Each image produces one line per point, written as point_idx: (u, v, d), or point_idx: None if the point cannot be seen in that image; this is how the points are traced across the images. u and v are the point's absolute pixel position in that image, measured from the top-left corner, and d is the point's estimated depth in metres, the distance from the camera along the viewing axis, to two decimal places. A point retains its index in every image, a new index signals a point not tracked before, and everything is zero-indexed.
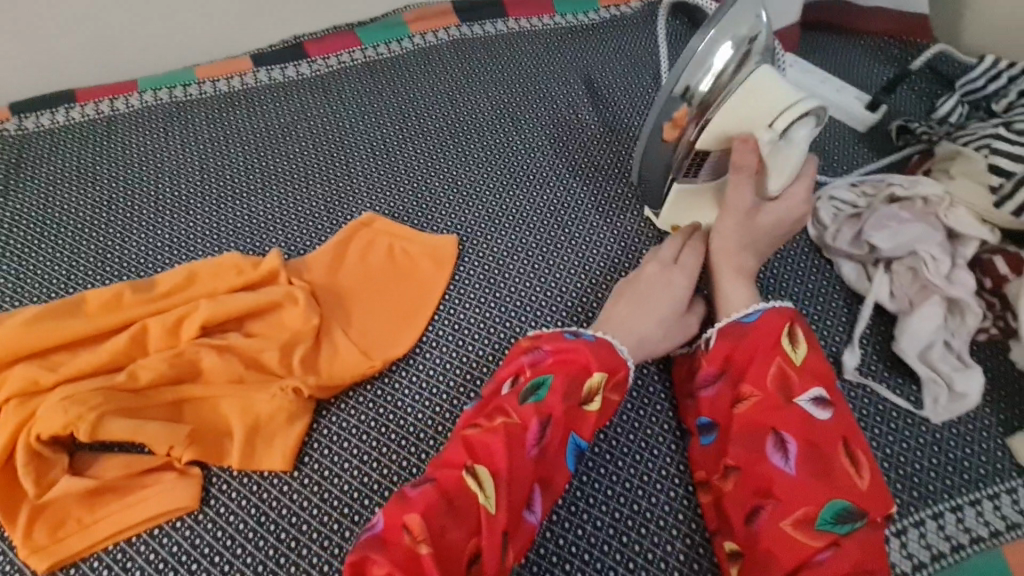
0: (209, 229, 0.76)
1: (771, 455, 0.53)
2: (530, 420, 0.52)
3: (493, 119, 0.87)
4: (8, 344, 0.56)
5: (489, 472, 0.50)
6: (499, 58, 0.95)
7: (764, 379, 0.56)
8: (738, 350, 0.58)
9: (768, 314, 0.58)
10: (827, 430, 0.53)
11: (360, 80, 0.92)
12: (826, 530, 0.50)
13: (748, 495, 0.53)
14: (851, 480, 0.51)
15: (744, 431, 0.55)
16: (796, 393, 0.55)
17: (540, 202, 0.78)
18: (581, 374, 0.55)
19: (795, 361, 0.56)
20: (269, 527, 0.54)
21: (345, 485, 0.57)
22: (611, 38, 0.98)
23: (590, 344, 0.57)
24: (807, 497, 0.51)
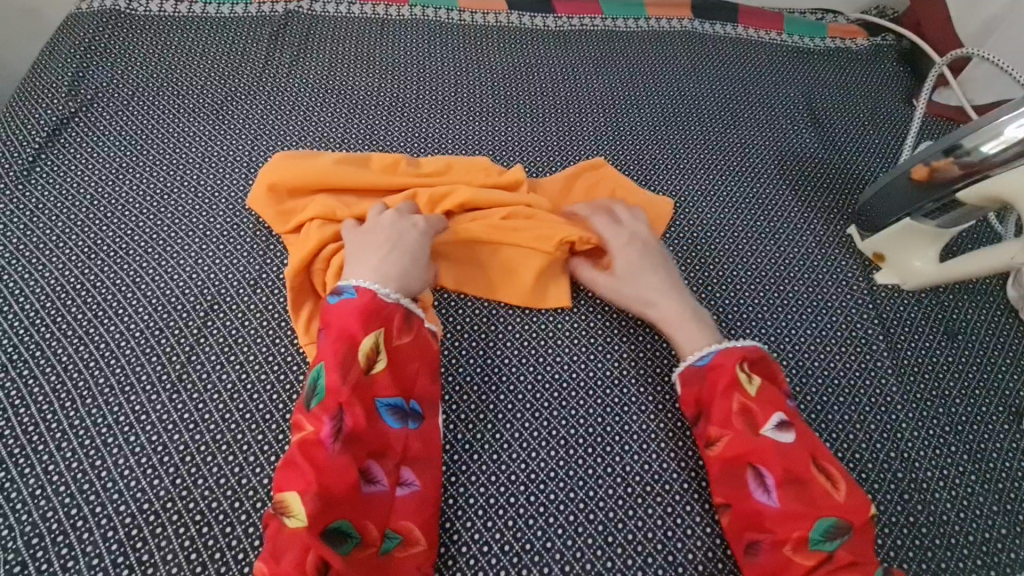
0: (463, 135, 0.83)
1: (754, 490, 0.53)
2: (320, 423, 0.50)
3: (715, 109, 0.93)
4: (316, 174, 0.67)
5: (293, 495, 0.48)
6: (726, 57, 1.00)
7: (724, 414, 0.56)
8: (696, 389, 0.59)
9: (722, 357, 0.59)
10: (793, 454, 0.53)
11: (599, 43, 0.99)
12: (818, 548, 0.50)
13: (744, 528, 0.53)
14: (828, 493, 0.52)
15: (728, 467, 0.55)
16: (762, 423, 0.55)
17: (750, 193, 0.83)
18: (350, 347, 0.54)
19: (752, 392, 0.56)
20: (490, 385, 0.63)
21: (556, 372, 0.64)
22: (835, 65, 1.02)
23: (349, 314, 0.55)
24: (796, 521, 0.51)
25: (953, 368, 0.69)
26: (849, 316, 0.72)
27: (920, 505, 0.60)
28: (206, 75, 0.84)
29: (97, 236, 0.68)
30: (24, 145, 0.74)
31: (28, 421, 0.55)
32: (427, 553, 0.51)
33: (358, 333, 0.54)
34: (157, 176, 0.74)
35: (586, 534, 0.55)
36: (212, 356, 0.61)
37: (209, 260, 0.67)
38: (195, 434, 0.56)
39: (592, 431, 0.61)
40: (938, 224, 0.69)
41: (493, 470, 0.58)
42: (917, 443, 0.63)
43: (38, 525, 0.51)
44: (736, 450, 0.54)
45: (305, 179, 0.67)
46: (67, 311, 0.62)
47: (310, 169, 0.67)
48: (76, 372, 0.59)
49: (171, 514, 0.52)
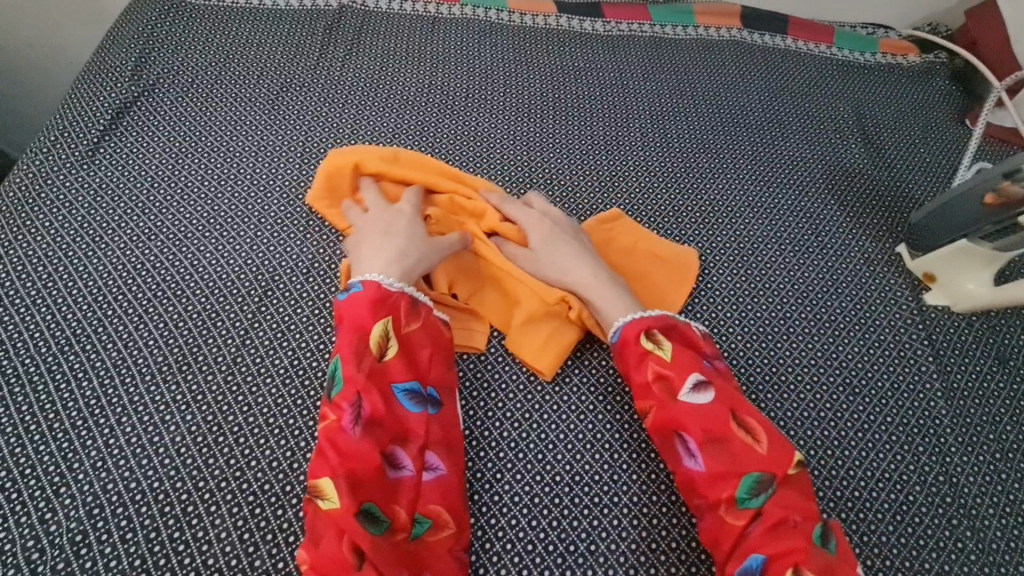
0: (511, 135, 0.84)
1: (682, 455, 0.54)
2: (341, 411, 0.52)
3: (763, 120, 0.92)
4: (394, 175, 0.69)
5: (322, 480, 0.49)
6: (774, 69, 1.00)
7: (643, 381, 0.57)
8: (620, 356, 0.60)
9: (629, 325, 0.59)
10: (710, 414, 0.54)
11: (647, 50, 0.99)
12: (747, 507, 0.50)
13: (688, 496, 0.54)
14: (750, 447, 0.52)
15: (661, 435, 0.56)
16: (677, 387, 0.55)
17: (797, 207, 0.83)
18: (361, 338, 0.56)
19: (665, 355, 0.57)
20: (535, 385, 0.63)
21: (601, 376, 0.64)
22: (885, 80, 1.00)
23: (357, 306, 0.57)
24: (723, 480, 0.51)
25: (1003, 394, 0.68)
26: (897, 336, 0.71)
27: (967, 531, 0.59)
28: (262, 66, 0.86)
29: (157, 218, 0.70)
30: (89, 127, 0.76)
31: (90, 395, 0.57)
32: (456, 535, 0.52)
33: (369, 323, 0.57)
34: (214, 162, 0.75)
35: (629, 540, 0.55)
36: (265, 342, 0.62)
37: (263, 246, 0.69)
38: (248, 416, 0.57)
39: (636, 437, 0.61)
40: (994, 247, 0.68)
41: (537, 469, 0.58)
42: (966, 468, 0.62)
43: (98, 497, 0.52)
44: (661, 416, 0.55)
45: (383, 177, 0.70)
46: (129, 290, 0.64)
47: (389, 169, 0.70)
48: (135, 350, 0.60)
49: (225, 493, 0.53)
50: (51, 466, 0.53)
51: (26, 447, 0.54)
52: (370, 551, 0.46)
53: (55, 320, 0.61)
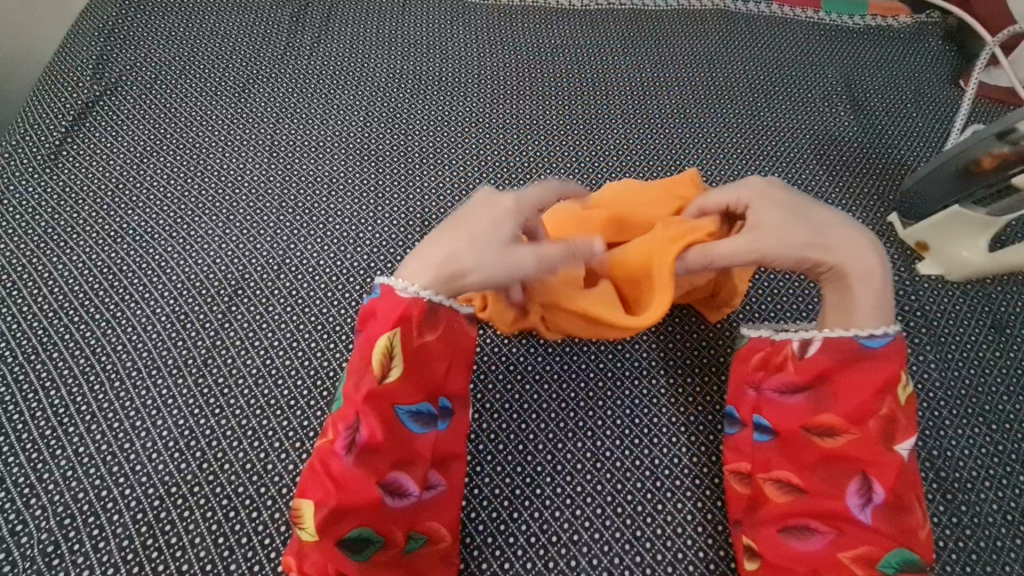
0: (487, 117, 0.81)
1: (851, 495, 0.49)
2: (336, 433, 0.48)
3: (748, 91, 0.89)
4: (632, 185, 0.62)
5: (305, 506, 0.46)
6: (760, 37, 0.96)
7: (865, 411, 0.49)
8: (827, 369, 0.52)
9: (889, 352, 0.50)
10: (906, 477, 0.49)
11: (626, 23, 0.95)
12: (884, 569, 0.47)
13: (803, 513, 0.50)
14: (919, 527, 0.48)
15: (828, 460, 0.50)
16: (899, 439, 0.49)
17: (784, 179, 0.80)
18: (369, 352, 0.49)
19: (900, 401, 0.50)
20: (516, 375, 0.62)
21: (583, 363, 0.62)
22: (876, 43, 0.97)
23: (382, 312, 0.50)
24: (877, 541, 0.48)
25: (999, 363, 0.66)
26: (888, 309, 0.69)
27: (963, 505, 0.57)
28: (228, 58, 0.83)
29: (123, 220, 0.68)
30: (50, 129, 0.74)
31: (58, 403, 0.56)
32: (452, 547, 0.51)
33: (378, 335, 0.50)
34: (180, 161, 0.73)
35: (613, 529, 0.54)
36: (237, 342, 0.61)
37: (232, 245, 0.67)
38: (220, 419, 0.56)
39: (620, 423, 0.59)
40: (990, 211, 0.67)
41: (519, 460, 0.57)
42: (961, 441, 0.61)
43: (70, 506, 0.51)
44: (851, 448, 0.49)
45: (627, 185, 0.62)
46: (95, 295, 0.62)
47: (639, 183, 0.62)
48: (104, 355, 0.59)
49: (199, 498, 0.52)
50: (20, 478, 0.52)
51: None
52: (354, 574, 0.46)
53: (21, 329, 0.60)
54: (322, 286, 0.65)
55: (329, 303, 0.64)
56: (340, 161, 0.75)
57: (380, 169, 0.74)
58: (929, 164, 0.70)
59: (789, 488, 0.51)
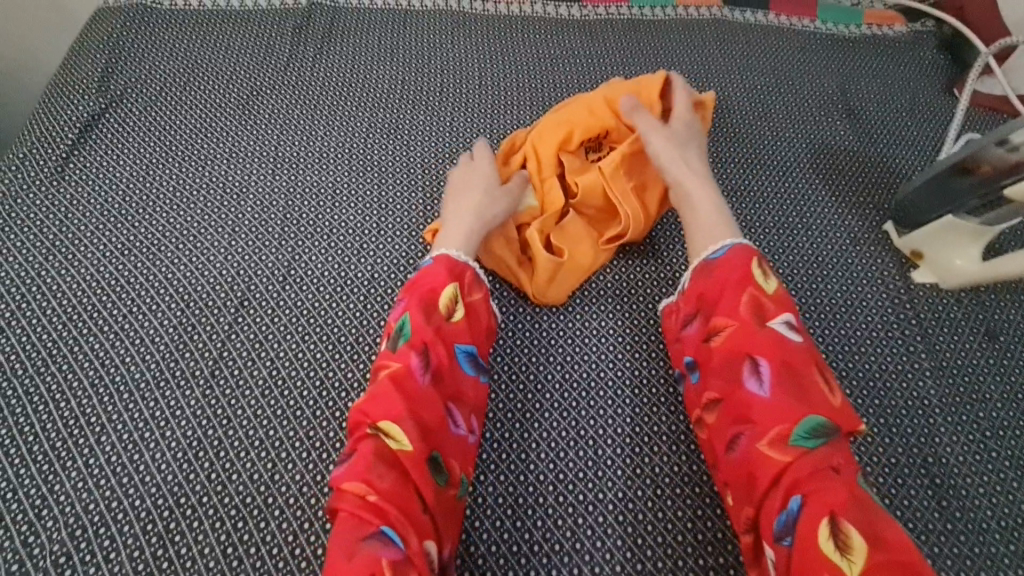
0: (488, 128, 0.82)
1: (747, 379, 0.53)
2: (407, 358, 0.54)
3: (744, 101, 0.90)
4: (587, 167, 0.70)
5: (389, 422, 0.50)
6: (757, 47, 0.97)
7: (733, 307, 0.56)
8: (706, 287, 0.60)
9: (734, 254, 0.59)
10: (795, 352, 0.53)
11: (624, 34, 0.97)
12: (801, 443, 0.49)
13: (729, 421, 0.53)
14: (824, 396, 0.52)
15: (726, 359, 0.55)
16: (769, 317, 0.55)
17: (781, 188, 0.81)
18: (431, 298, 0.57)
19: (765, 289, 0.57)
20: (518, 385, 0.63)
21: (584, 372, 0.64)
22: (871, 53, 0.98)
23: (439, 269, 0.60)
24: (785, 417, 0.50)
25: (993, 370, 0.67)
26: (884, 317, 0.70)
27: (957, 512, 0.58)
28: (231, 70, 0.84)
29: (130, 233, 0.69)
30: (56, 142, 0.75)
31: (68, 415, 0.57)
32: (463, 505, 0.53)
33: (441, 285, 0.58)
34: (185, 173, 0.74)
35: (615, 537, 0.55)
36: (244, 353, 0.61)
37: (238, 257, 0.68)
38: (229, 430, 0.57)
39: (621, 431, 0.60)
40: (984, 221, 0.67)
41: (521, 469, 0.58)
42: (956, 448, 0.62)
43: (81, 518, 0.52)
44: (738, 340, 0.55)
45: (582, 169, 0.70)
46: (103, 308, 0.63)
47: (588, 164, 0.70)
48: (113, 368, 0.60)
49: (208, 508, 0.53)
50: (32, 490, 0.53)
51: (6, 472, 0.54)
52: (431, 498, 0.49)
53: (31, 342, 0.61)
54: (327, 296, 0.66)
55: (333, 314, 0.65)
56: (343, 173, 0.76)
57: (383, 180, 0.75)
58: (934, 165, 0.71)
59: (713, 405, 0.55)
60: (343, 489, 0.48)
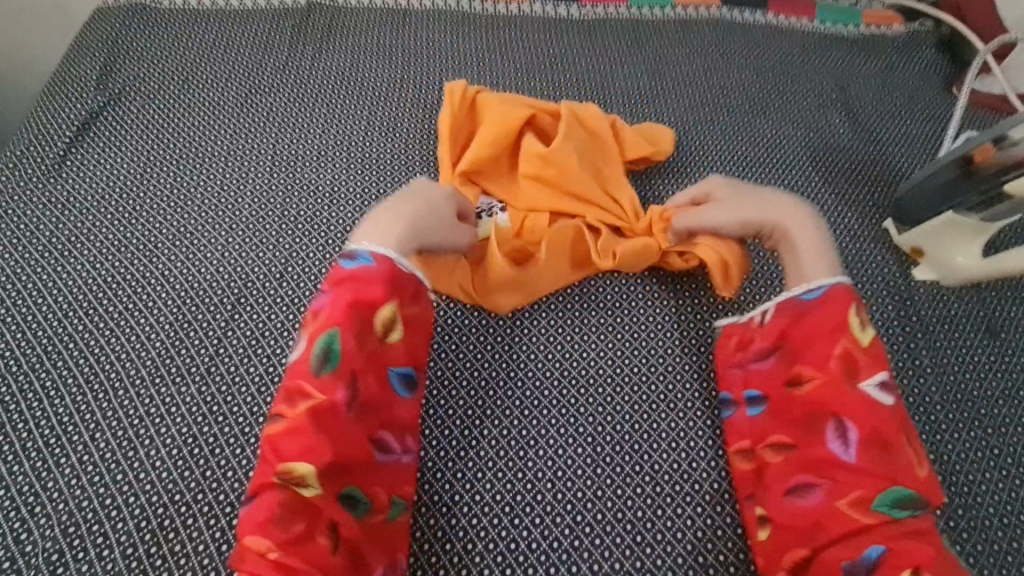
0: None
1: (831, 438, 0.52)
2: (334, 390, 0.50)
3: (743, 99, 0.90)
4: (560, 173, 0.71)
5: (306, 467, 0.47)
6: (755, 46, 0.97)
7: (822, 357, 0.55)
8: (793, 330, 0.58)
9: (830, 300, 0.57)
10: (888, 416, 0.52)
11: (623, 33, 0.97)
12: (883, 510, 0.49)
13: (797, 469, 0.53)
14: (913, 466, 0.50)
15: (809, 410, 0.54)
16: (863, 376, 0.54)
17: (780, 186, 0.81)
18: (364, 318, 0.53)
19: (862, 343, 0.55)
20: (516, 382, 0.62)
21: (582, 368, 0.63)
22: (869, 52, 0.98)
23: (369, 277, 0.55)
24: (868, 480, 0.50)
25: (993, 367, 0.66)
26: (884, 314, 0.70)
27: (960, 509, 0.58)
28: (231, 68, 0.84)
29: (126, 229, 0.69)
30: (54, 139, 0.75)
31: (63, 411, 0.56)
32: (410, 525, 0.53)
33: (376, 302, 0.54)
34: (183, 170, 0.74)
35: (614, 534, 0.54)
36: (240, 350, 0.61)
37: (235, 254, 0.68)
38: (224, 427, 0.57)
39: (620, 428, 0.60)
40: (981, 218, 0.67)
41: (520, 466, 0.57)
42: (958, 445, 0.61)
43: (74, 515, 0.52)
44: (825, 394, 0.54)
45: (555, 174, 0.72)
46: (98, 304, 0.63)
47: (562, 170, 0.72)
48: (108, 364, 0.59)
49: (202, 505, 0.52)
50: (25, 487, 0.53)
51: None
52: (349, 540, 0.47)
53: (26, 338, 0.61)
54: None
55: None
56: (341, 170, 0.76)
57: (381, 178, 0.75)
58: (930, 165, 0.71)
59: (782, 449, 0.55)
60: (245, 543, 0.45)
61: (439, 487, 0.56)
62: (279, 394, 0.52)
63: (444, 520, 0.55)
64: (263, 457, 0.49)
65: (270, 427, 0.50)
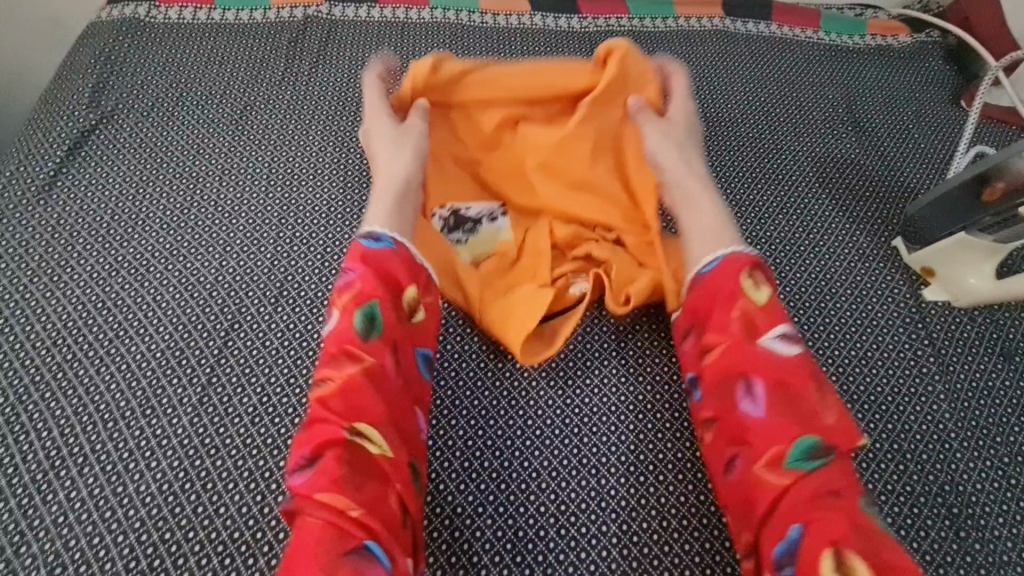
0: None
1: (740, 401, 0.51)
2: (383, 356, 0.52)
3: (748, 113, 0.89)
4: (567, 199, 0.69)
5: (370, 427, 0.49)
6: (759, 58, 0.96)
7: (721, 325, 0.54)
8: (698, 298, 0.57)
9: (721, 268, 0.57)
10: (791, 368, 0.51)
11: (626, 45, 0.95)
12: (796, 466, 0.48)
13: (726, 441, 0.52)
14: (821, 415, 0.49)
15: (718, 377, 0.53)
16: (761, 333, 0.53)
17: (787, 203, 0.79)
18: (399, 292, 0.55)
19: (757, 302, 0.54)
20: (518, 410, 0.60)
21: (585, 396, 0.61)
22: (876, 64, 0.96)
23: (402, 255, 0.57)
24: (780, 440, 0.49)
25: (1008, 392, 0.65)
26: (895, 337, 0.68)
27: (977, 544, 0.56)
28: (226, 84, 0.83)
29: (118, 252, 0.67)
30: (46, 159, 0.73)
31: (50, 445, 0.55)
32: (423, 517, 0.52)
33: (404, 280, 0.56)
34: (176, 190, 0.73)
35: (619, 572, 0.52)
36: (234, 379, 0.59)
37: (229, 277, 0.66)
38: (217, 460, 0.55)
39: (625, 459, 0.58)
40: (996, 240, 0.66)
41: (521, 499, 0.56)
42: (973, 475, 0.59)
43: (61, 555, 0.50)
44: (731, 358, 0.53)
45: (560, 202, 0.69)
46: (89, 331, 0.61)
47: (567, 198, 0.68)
48: (97, 394, 0.58)
49: (193, 544, 0.51)
50: (11, 525, 0.51)
51: None
52: (410, 506, 0.48)
53: (14, 367, 0.59)
54: (320, 318, 0.64)
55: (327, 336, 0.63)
56: (338, 189, 0.74)
57: None
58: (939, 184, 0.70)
59: (709, 425, 0.54)
60: (318, 501, 0.45)
61: (437, 522, 0.54)
62: (317, 363, 0.52)
63: (443, 557, 0.53)
64: (310, 426, 0.49)
65: (315, 394, 0.50)
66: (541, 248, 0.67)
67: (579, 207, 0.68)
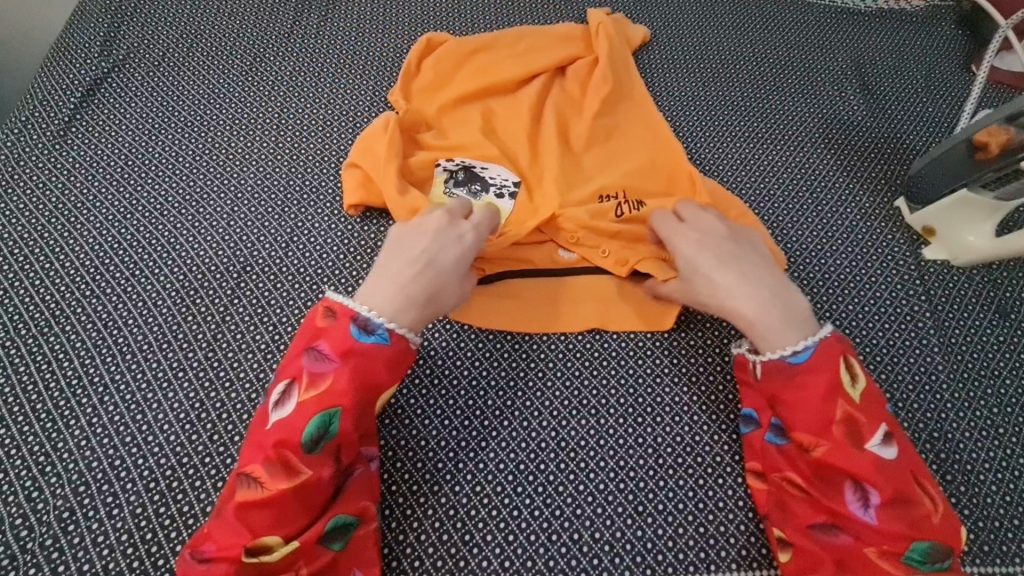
0: None
1: (851, 500, 0.49)
2: (323, 466, 0.48)
3: (756, 74, 0.88)
4: (580, 157, 0.71)
5: (278, 534, 0.46)
6: (770, 20, 0.95)
7: (824, 420, 0.51)
8: (788, 389, 0.53)
9: (819, 355, 0.53)
10: (898, 469, 0.49)
11: (634, 5, 0.94)
12: (911, 564, 0.47)
13: (822, 515, 0.50)
14: (930, 514, 0.48)
15: (819, 464, 0.51)
16: (866, 436, 0.50)
17: (792, 163, 0.80)
18: (368, 395, 0.50)
19: (854, 398, 0.51)
20: (521, 354, 0.62)
21: (588, 342, 0.63)
22: (887, 27, 0.95)
23: (385, 352, 0.51)
24: (891, 538, 0.47)
25: (1001, 347, 0.66)
26: (893, 293, 0.69)
27: (962, 486, 0.58)
28: (234, 36, 0.83)
29: (132, 197, 0.69)
30: (59, 106, 0.74)
31: (72, 375, 0.57)
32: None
33: (381, 381, 0.51)
34: (188, 139, 0.73)
35: (616, 503, 0.55)
36: (247, 318, 0.61)
37: (240, 223, 0.67)
38: (231, 392, 0.57)
39: (625, 401, 0.60)
40: (997, 197, 0.66)
41: (524, 436, 0.58)
42: (962, 423, 0.61)
43: (85, 475, 0.52)
44: (836, 457, 0.50)
45: (573, 158, 0.71)
46: (105, 270, 0.63)
47: (581, 158, 0.71)
48: (115, 329, 0.60)
49: (210, 468, 0.53)
50: (36, 447, 0.53)
51: (10, 429, 0.54)
52: None
53: (34, 302, 0.61)
54: (330, 263, 0.65)
55: (337, 280, 0.64)
56: (347, 140, 0.75)
57: None
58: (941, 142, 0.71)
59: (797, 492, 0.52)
60: None
61: (443, 454, 0.57)
62: (250, 454, 0.48)
63: (448, 487, 0.55)
64: (224, 519, 0.46)
65: (240, 489, 0.47)
66: (552, 198, 0.67)
67: (592, 165, 0.71)
